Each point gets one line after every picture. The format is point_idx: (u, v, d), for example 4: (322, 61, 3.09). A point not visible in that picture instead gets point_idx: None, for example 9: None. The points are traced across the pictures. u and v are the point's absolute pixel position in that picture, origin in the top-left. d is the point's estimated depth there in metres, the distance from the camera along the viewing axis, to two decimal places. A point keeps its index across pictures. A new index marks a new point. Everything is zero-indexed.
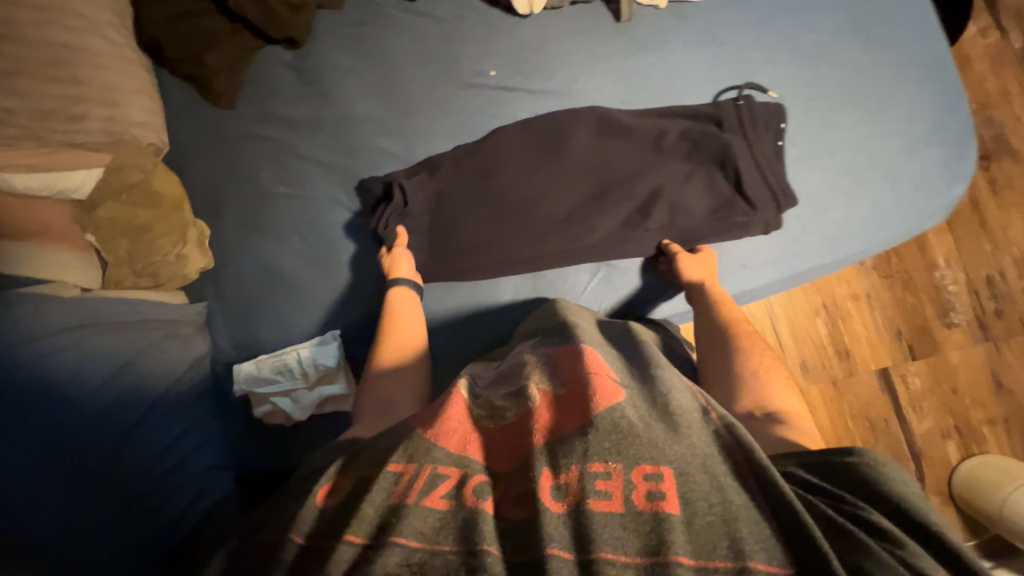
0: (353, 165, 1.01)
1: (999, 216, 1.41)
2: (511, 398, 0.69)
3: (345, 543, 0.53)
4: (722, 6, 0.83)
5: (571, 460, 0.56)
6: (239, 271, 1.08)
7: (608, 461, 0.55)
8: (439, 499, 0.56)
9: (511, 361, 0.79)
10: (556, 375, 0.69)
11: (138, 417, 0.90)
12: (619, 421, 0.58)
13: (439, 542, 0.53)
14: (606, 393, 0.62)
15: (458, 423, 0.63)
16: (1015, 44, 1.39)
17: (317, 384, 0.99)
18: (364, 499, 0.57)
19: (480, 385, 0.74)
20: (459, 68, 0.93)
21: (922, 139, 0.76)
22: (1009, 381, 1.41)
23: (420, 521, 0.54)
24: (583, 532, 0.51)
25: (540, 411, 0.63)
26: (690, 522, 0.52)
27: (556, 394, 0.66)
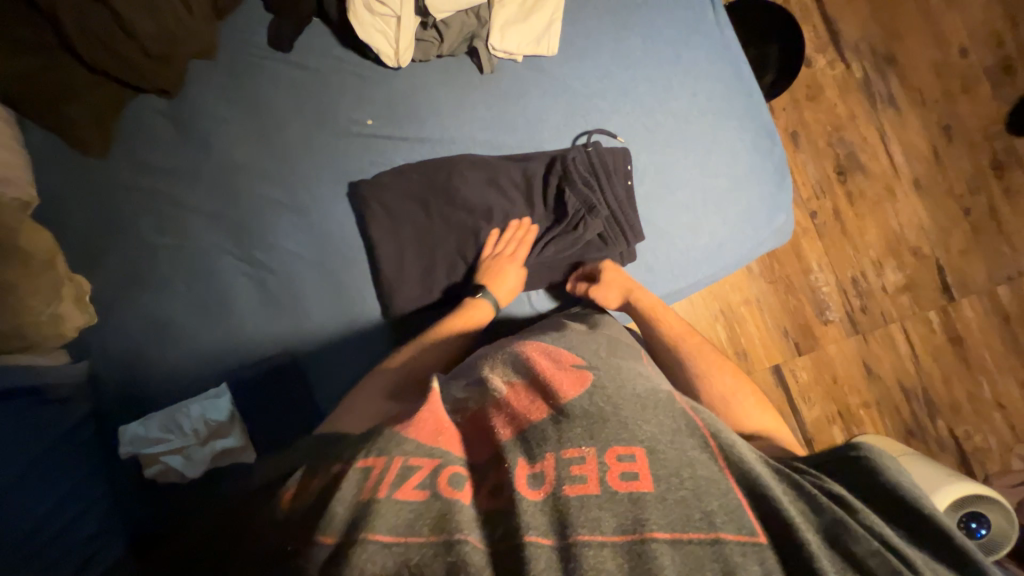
0: (240, 213, 1.01)
1: (856, 223, 1.60)
2: (477, 390, 0.69)
3: (318, 542, 0.50)
4: (573, 60, 0.92)
5: (545, 448, 0.57)
6: (125, 325, 1.04)
7: (581, 446, 0.56)
8: (413, 490, 0.54)
9: (476, 358, 0.79)
10: (523, 363, 0.71)
11: (8, 486, 0.81)
12: (591, 407, 0.60)
13: (414, 535, 0.50)
14: (573, 380, 0.65)
15: (428, 413, 0.62)
16: (854, 76, 1.61)
17: (209, 440, 0.97)
18: (334, 497, 0.53)
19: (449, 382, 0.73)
20: (338, 118, 0.98)
21: (744, 177, 0.89)
22: (878, 368, 1.58)
23: (395, 514, 0.52)
24: (561, 515, 0.51)
25: (511, 398, 0.65)
26: (665, 497, 0.53)
27: (522, 379, 0.68)
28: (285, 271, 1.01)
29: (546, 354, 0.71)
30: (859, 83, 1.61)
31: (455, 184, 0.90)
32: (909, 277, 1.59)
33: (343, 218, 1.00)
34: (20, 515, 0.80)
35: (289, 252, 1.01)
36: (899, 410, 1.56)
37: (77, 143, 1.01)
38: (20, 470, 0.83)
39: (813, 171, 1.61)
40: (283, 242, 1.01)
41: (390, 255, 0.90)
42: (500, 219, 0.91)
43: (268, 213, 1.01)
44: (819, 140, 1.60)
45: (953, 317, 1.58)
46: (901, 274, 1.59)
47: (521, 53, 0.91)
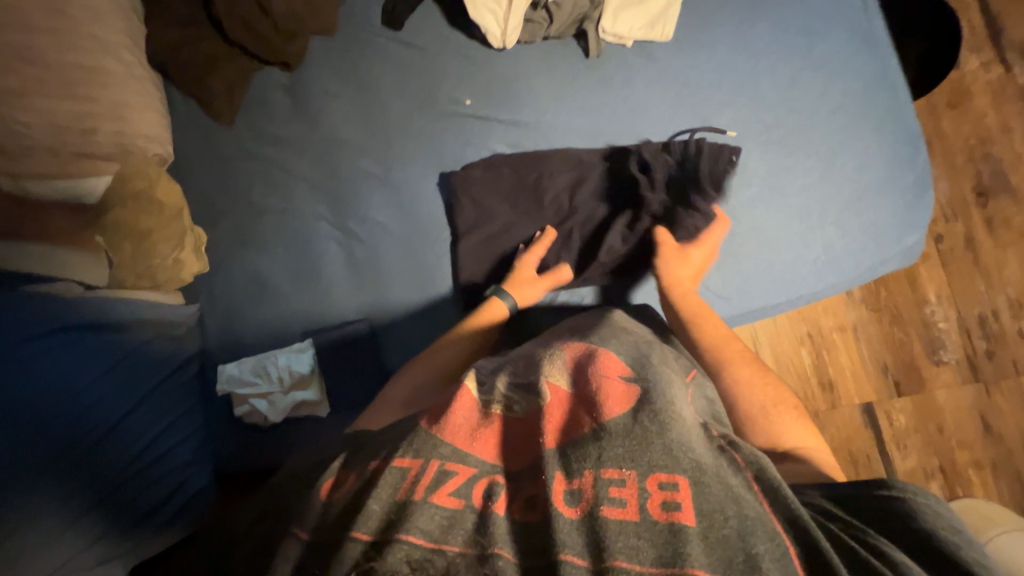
0: (337, 183, 1.07)
1: (993, 254, 1.38)
2: (519, 390, 0.63)
3: (351, 539, 0.49)
4: (686, 47, 0.86)
5: (585, 465, 0.52)
6: (229, 277, 1.15)
7: (623, 468, 0.51)
8: (447, 496, 0.52)
9: (517, 355, 0.74)
10: (570, 374, 0.64)
11: (124, 412, 0.94)
12: (637, 424, 0.54)
13: (447, 542, 0.49)
14: (620, 397, 0.58)
15: (463, 416, 0.58)
16: (1015, 82, 1.37)
17: (292, 389, 1.05)
18: (371, 493, 0.52)
19: (487, 373, 0.68)
20: (438, 98, 1.00)
21: (874, 188, 0.79)
22: (999, 426, 1.36)
23: (429, 518, 0.50)
24: (597, 542, 0.47)
25: (552, 409, 0.58)
26: (706, 534, 0.48)
27: (567, 392, 0.61)
28: (372, 242, 1.06)
29: (591, 363, 0.64)
30: (1021, 91, 1.37)
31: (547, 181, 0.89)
32: None
33: (430, 197, 1.03)
34: (134, 435, 0.94)
35: (377, 224, 1.06)
36: (1020, 477, 1.34)
37: (209, 107, 1.12)
38: (134, 397, 0.96)
39: (946, 189, 1.39)
40: (373, 214, 1.06)
41: (475, 246, 0.90)
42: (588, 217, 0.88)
43: (363, 185, 1.06)
44: (959, 154, 1.39)
45: None
46: None
47: (631, 39, 0.87)
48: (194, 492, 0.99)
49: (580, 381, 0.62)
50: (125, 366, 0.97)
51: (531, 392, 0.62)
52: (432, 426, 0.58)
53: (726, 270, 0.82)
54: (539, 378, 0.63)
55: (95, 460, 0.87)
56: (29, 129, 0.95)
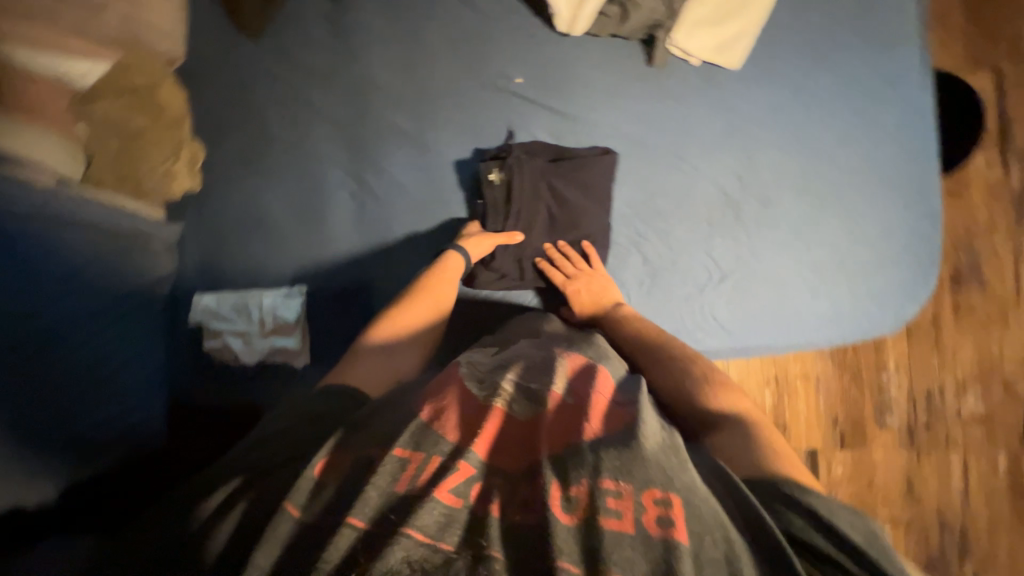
0: (362, 131, 1.02)
1: (953, 337, 1.48)
2: (517, 389, 0.61)
3: (347, 526, 0.49)
4: (749, 78, 0.85)
5: (582, 472, 0.51)
6: (223, 203, 1.07)
7: (618, 480, 0.50)
8: (448, 493, 0.50)
9: (509, 353, 0.72)
10: (568, 385, 0.62)
11: (84, 318, 0.86)
12: (632, 441, 0.53)
13: (445, 539, 0.48)
14: (615, 419, 0.57)
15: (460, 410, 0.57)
16: (1010, 184, 1.47)
17: (271, 333, 1.00)
18: (368, 482, 0.52)
19: (483, 369, 0.66)
20: (488, 68, 0.96)
21: (887, 257, 0.83)
22: (920, 490, 1.48)
23: (429, 514, 0.49)
24: (590, 550, 0.46)
25: (551, 417, 0.57)
26: (697, 553, 0.47)
27: (564, 402, 0.59)
28: (386, 199, 1.01)
29: (591, 379, 0.64)
30: (1011, 195, 1.47)
31: (594, 185, 0.87)
32: (989, 411, 1.48)
33: (457, 167, 0.99)
34: (83, 347, 0.85)
35: (396, 182, 1.01)
36: (927, 538, 1.47)
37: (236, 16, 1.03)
38: (96, 306, 0.88)
39: None
40: (394, 171, 1.01)
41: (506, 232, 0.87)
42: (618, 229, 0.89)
43: (390, 139, 1.01)
44: (946, 239, 1.49)
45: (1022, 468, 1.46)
46: (982, 404, 1.48)
47: (697, 58, 0.86)
48: (137, 422, 0.92)
49: (581, 394, 0.60)
50: (90, 272, 0.88)
51: (531, 398, 0.60)
52: (433, 422, 0.57)
53: (736, 305, 0.84)
54: (540, 386, 0.61)
55: (26, 372, 0.78)
56: None
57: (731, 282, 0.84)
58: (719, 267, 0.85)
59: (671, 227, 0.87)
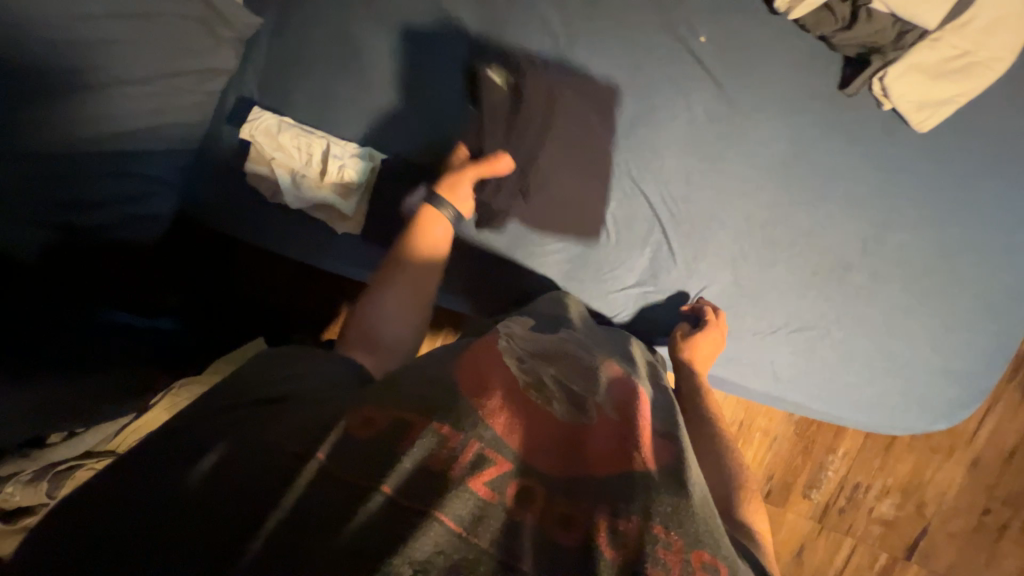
0: (505, 12, 0.89)
1: (902, 450, 1.59)
2: (560, 388, 0.60)
3: (377, 491, 0.42)
4: (924, 147, 0.80)
5: (631, 508, 0.45)
6: (322, 25, 0.94)
7: (670, 530, 0.43)
8: (484, 486, 0.44)
9: (553, 342, 0.71)
10: (608, 396, 0.61)
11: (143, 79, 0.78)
12: (683, 489, 0.48)
13: (477, 536, 0.40)
14: (657, 449, 0.54)
15: (502, 401, 0.54)
16: None
17: (326, 185, 0.90)
18: (403, 451, 0.45)
19: (524, 351, 0.66)
20: (674, 9, 0.84)
21: (951, 373, 0.82)
22: (806, 557, 1.67)
23: (462, 503, 0.42)
24: None
25: (594, 430, 0.55)
26: None
27: (607, 414, 0.57)
28: (500, 97, 0.90)
29: (633, 394, 0.62)
30: None
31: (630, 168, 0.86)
32: (895, 518, 1.62)
33: (594, 98, 0.87)
34: (120, 100, 0.76)
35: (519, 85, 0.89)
36: None
37: None
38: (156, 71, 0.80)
39: None
40: (523, 71, 0.89)
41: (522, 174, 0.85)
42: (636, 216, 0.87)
43: (534, 36, 0.88)
44: None
45: (892, 569, 1.64)
46: (893, 511, 1.62)
47: (890, 105, 0.78)
48: (141, 217, 0.83)
49: (625, 406, 0.58)
50: (152, 25, 0.78)
51: (575, 404, 0.58)
52: (475, 402, 0.52)
53: (799, 357, 0.84)
54: (585, 394, 0.60)
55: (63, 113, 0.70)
56: None
57: (806, 335, 0.84)
58: (801, 317, 0.84)
59: (777, 261, 0.84)
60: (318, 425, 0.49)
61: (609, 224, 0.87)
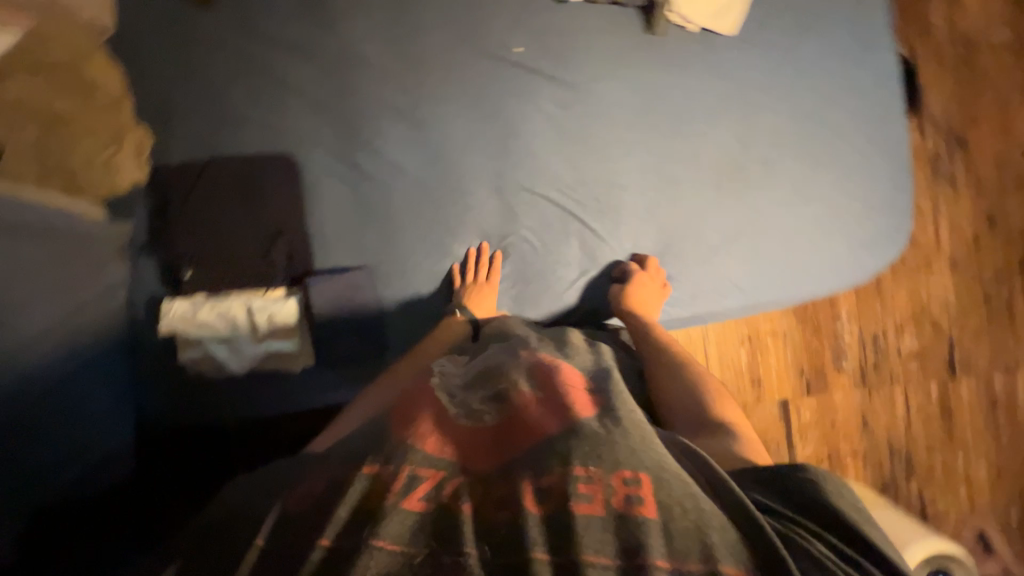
0: (346, 111, 0.93)
1: (891, 285, 1.67)
2: (490, 402, 0.68)
3: (318, 546, 0.51)
4: (741, 44, 0.88)
5: (554, 464, 0.55)
6: (191, 199, 0.94)
7: (590, 465, 0.55)
8: (416, 501, 0.54)
9: (482, 361, 0.78)
10: (537, 380, 0.69)
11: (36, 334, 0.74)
12: (603, 429, 0.59)
13: (415, 546, 0.51)
14: (582, 404, 0.64)
15: (434, 426, 0.63)
16: (925, 147, 1.65)
17: (265, 338, 0.90)
18: (339, 502, 0.54)
19: (455, 384, 0.74)
20: (483, 36, 0.90)
21: (874, 207, 0.88)
22: (873, 422, 1.71)
23: (399, 523, 0.52)
24: (564, 530, 0.50)
25: (524, 415, 0.64)
26: (668, 526, 0.51)
27: (536, 396, 0.66)
28: (383, 181, 0.94)
29: (557, 373, 0.70)
30: (927, 155, 1.65)
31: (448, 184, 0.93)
32: (922, 346, 1.68)
33: (460, 142, 0.92)
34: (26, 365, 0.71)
35: (393, 164, 0.93)
36: (879, 464, 1.71)
37: None
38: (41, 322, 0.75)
39: None
40: (388, 149, 0.93)
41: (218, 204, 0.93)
42: (473, 214, 0.93)
43: (381, 118, 0.93)
44: None
45: (949, 392, 1.69)
46: (917, 341, 1.68)
47: (695, 26, 0.87)
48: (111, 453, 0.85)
49: (552, 383, 0.68)
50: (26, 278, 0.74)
51: (500, 402, 0.67)
52: (407, 433, 0.61)
53: (749, 262, 0.89)
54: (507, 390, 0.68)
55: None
56: None
57: (742, 241, 0.89)
58: (729, 228, 0.89)
59: (684, 194, 0.90)
60: (277, 513, 0.58)
61: (531, 236, 0.92)
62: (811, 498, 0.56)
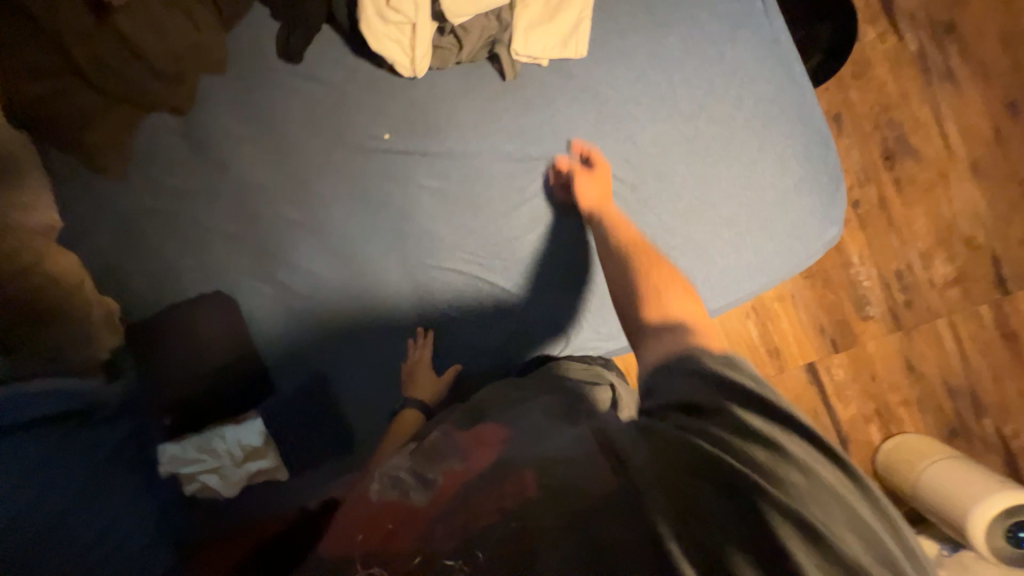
0: (258, 236, 1.00)
1: (903, 212, 1.49)
2: (415, 478, 0.66)
3: None
4: (603, 60, 0.83)
5: (469, 534, 0.53)
6: (151, 351, 1.03)
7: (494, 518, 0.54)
8: None
9: (418, 445, 0.76)
10: (462, 449, 0.69)
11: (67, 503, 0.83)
12: (516, 480, 0.58)
13: None
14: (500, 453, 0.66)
15: (358, 529, 0.60)
16: (907, 49, 1.44)
17: (244, 461, 1.00)
18: None
19: (389, 473, 0.70)
20: (353, 133, 0.92)
21: (793, 190, 0.80)
22: (921, 365, 1.52)
23: None
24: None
25: (449, 483, 0.62)
26: (560, 541, 0.50)
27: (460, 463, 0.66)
28: (307, 290, 0.99)
29: (483, 437, 0.71)
30: (913, 56, 1.44)
31: (360, 275, 0.96)
32: (959, 269, 1.49)
33: (361, 237, 0.95)
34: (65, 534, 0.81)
35: (310, 272, 0.98)
36: (941, 408, 1.52)
37: (90, 164, 0.99)
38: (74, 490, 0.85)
39: (858, 156, 1.47)
40: (303, 262, 0.98)
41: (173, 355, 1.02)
42: (390, 298, 0.96)
43: (288, 235, 0.98)
44: (866, 121, 1.46)
45: (1003, 311, 1.49)
46: (951, 265, 1.49)
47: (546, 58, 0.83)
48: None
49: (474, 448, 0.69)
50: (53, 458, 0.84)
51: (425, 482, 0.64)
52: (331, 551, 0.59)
53: None
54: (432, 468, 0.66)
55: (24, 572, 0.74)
56: None
57: None
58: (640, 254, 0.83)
59: None
60: None
61: (448, 308, 0.94)
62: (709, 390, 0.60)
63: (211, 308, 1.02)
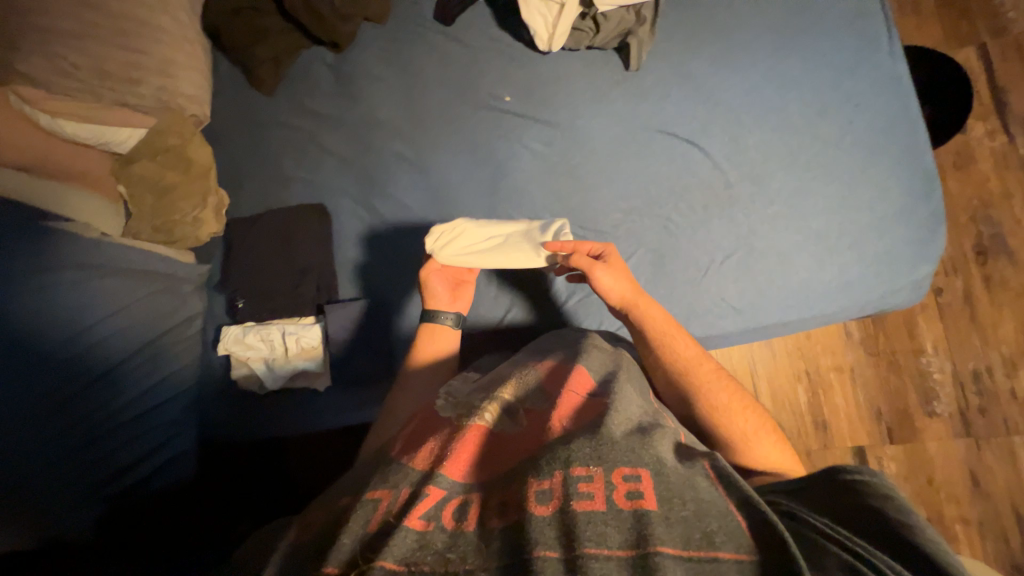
0: (367, 163, 1.10)
1: (990, 312, 1.41)
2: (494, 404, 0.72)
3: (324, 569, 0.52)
4: (722, 70, 0.90)
5: (555, 466, 0.60)
6: (244, 242, 1.11)
7: (591, 466, 0.59)
8: (418, 519, 0.56)
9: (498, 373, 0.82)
10: (540, 393, 0.74)
11: (117, 361, 0.93)
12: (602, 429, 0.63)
13: (418, 561, 0.53)
14: (581, 411, 0.69)
15: (434, 442, 0.67)
16: (1016, 152, 1.42)
17: (293, 358, 1.05)
18: (342, 530, 0.56)
19: (467, 395, 0.77)
20: (479, 91, 1.03)
21: (890, 218, 0.82)
22: (989, 484, 1.37)
23: (401, 542, 0.54)
24: (569, 528, 0.54)
25: (528, 431, 0.69)
26: (668, 516, 0.55)
27: (536, 408, 0.72)
28: (397, 220, 1.07)
29: (564, 378, 0.76)
30: (1022, 160, 1.42)
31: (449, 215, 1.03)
32: None
33: (456, 180, 1.03)
34: (106, 383, 0.91)
35: (404, 206, 1.07)
36: (1007, 539, 1.34)
37: (252, 76, 1.15)
38: (129, 348, 0.96)
39: (947, 245, 1.44)
40: (400, 194, 1.07)
41: (269, 248, 1.10)
42: None
43: (394, 168, 1.08)
44: (961, 212, 1.44)
45: None
46: None
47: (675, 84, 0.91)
48: (157, 466, 0.94)
49: (554, 394, 0.73)
50: (127, 315, 0.96)
51: (508, 413, 0.72)
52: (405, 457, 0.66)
53: (745, 283, 0.84)
54: (515, 403, 0.73)
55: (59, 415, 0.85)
56: (76, 70, 0.99)
57: (734, 261, 0.85)
58: (721, 249, 0.86)
59: (670, 215, 0.88)
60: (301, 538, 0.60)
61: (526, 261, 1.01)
62: (818, 493, 0.64)
63: (313, 213, 1.10)
